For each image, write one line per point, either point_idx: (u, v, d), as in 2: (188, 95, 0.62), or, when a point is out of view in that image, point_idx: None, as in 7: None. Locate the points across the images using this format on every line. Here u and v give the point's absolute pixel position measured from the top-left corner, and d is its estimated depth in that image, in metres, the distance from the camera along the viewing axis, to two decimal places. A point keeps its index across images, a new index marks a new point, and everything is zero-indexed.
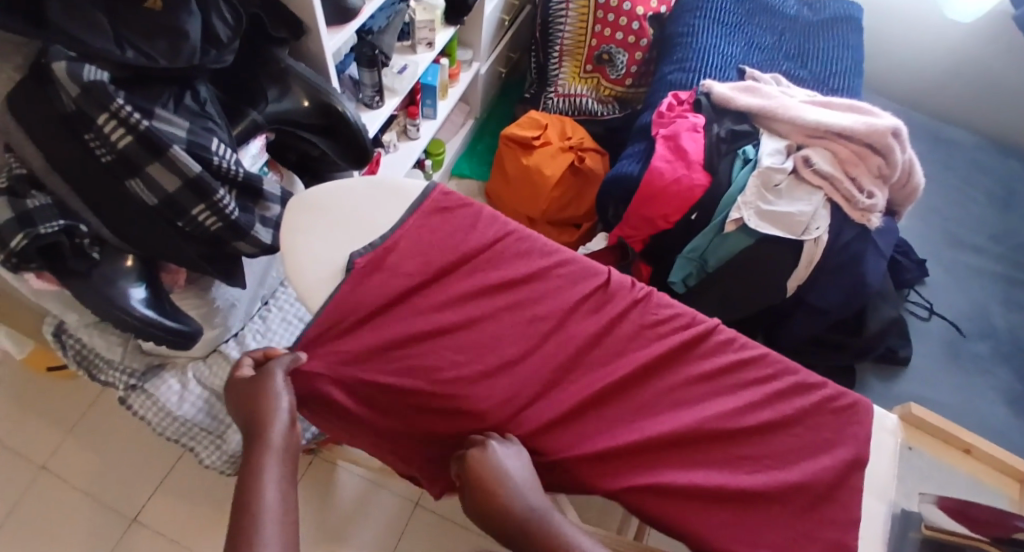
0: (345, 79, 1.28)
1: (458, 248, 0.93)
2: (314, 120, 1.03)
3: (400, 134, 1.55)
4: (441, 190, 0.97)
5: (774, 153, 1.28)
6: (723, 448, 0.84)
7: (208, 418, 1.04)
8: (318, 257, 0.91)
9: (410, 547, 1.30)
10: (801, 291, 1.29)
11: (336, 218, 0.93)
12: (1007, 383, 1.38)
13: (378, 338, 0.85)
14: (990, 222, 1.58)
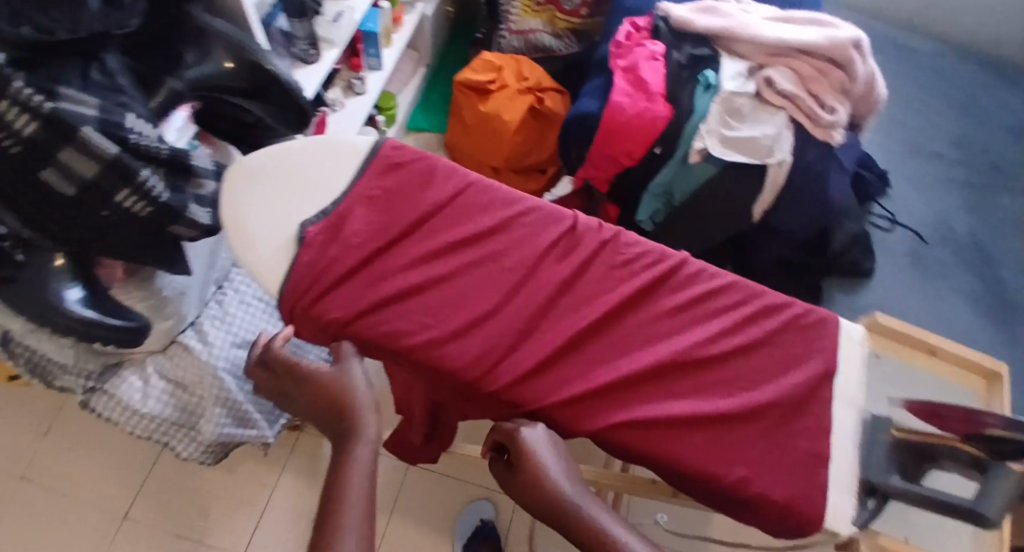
0: (275, 34, 1.17)
1: (416, 204, 0.91)
2: (242, 84, 0.98)
3: (346, 89, 1.49)
4: (391, 144, 0.95)
5: (735, 77, 1.25)
6: (699, 376, 0.86)
7: (177, 412, 1.06)
8: (267, 230, 0.89)
9: (408, 508, 1.32)
10: (767, 216, 1.29)
11: (286, 188, 0.91)
12: (968, 285, 1.42)
13: (342, 305, 0.83)
14: (949, 129, 1.59)
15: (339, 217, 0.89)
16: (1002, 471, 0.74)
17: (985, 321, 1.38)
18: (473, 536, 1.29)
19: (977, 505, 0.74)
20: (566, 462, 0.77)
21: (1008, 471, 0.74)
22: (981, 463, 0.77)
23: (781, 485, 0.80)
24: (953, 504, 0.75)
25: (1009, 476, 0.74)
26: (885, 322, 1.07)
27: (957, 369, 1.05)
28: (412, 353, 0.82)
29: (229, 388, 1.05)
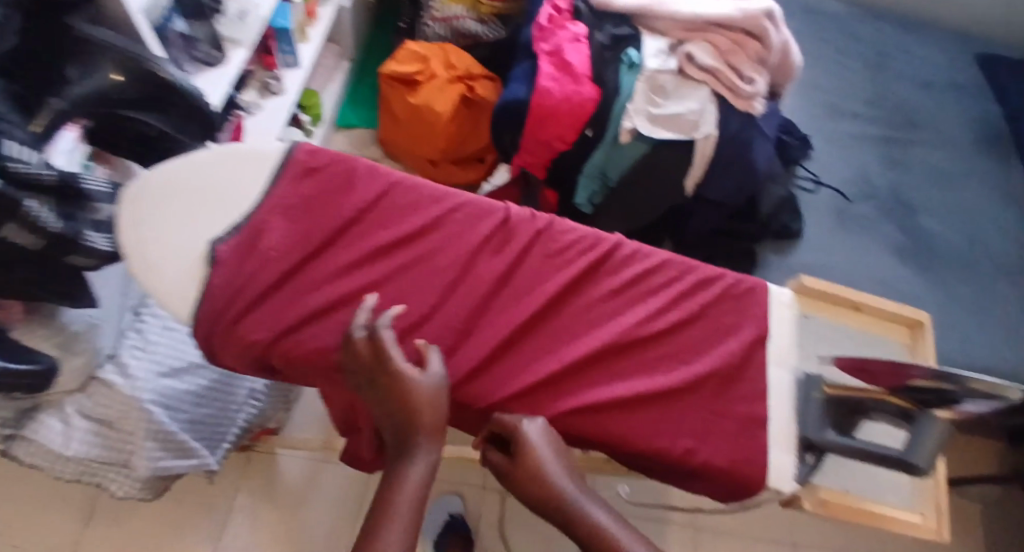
0: (172, 36, 1.15)
1: (338, 210, 0.89)
2: (136, 94, 0.94)
3: (262, 89, 1.44)
4: (306, 149, 0.92)
5: (657, 54, 1.28)
6: (638, 354, 0.89)
7: (104, 452, 1.06)
8: (175, 249, 0.85)
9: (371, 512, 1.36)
10: (699, 188, 1.32)
11: (195, 204, 0.88)
12: (892, 237, 1.48)
13: (268, 320, 0.81)
14: (865, 87, 1.64)
15: (254, 230, 0.86)
16: (929, 422, 0.81)
17: (910, 269, 1.45)
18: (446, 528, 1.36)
19: (910, 457, 0.80)
20: (568, 460, 0.75)
21: (934, 423, 0.81)
22: (908, 413, 0.82)
23: (721, 452, 0.84)
24: (888, 458, 0.81)
25: (935, 427, 0.81)
26: (811, 284, 1.06)
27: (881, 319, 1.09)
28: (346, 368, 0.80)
29: (160, 420, 1.05)
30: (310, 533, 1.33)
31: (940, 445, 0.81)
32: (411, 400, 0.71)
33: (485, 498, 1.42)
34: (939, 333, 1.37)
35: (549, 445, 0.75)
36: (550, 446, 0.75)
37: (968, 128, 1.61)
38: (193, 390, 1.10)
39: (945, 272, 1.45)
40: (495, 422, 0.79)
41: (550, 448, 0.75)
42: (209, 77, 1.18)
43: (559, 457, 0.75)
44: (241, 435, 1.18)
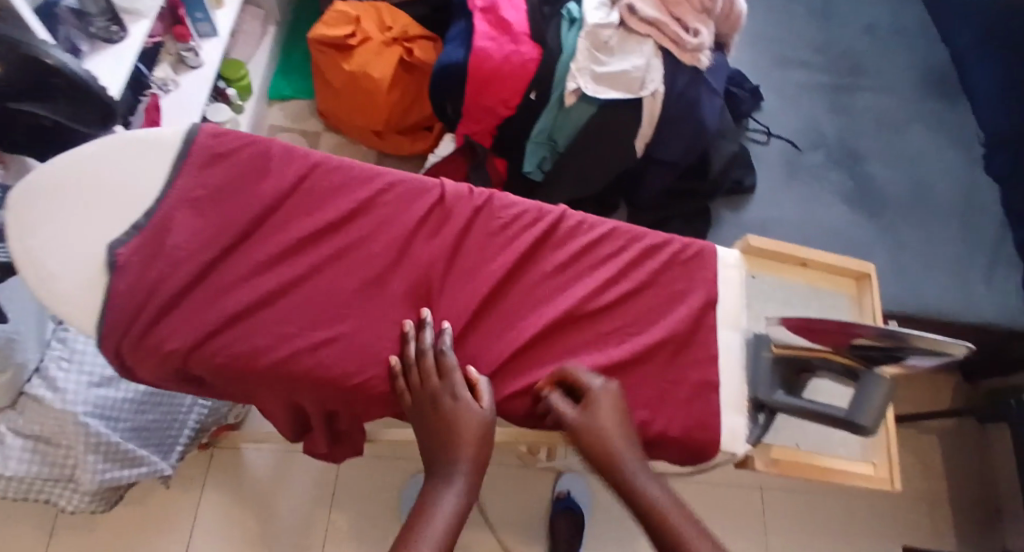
0: (62, 13, 1.10)
1: (253, 198, 0.86)
2: (21, 84, 0.91)
3: (177, 63, 1.40)
4: (207, 133, 0.88)
5: (599, 7, 1.22)
6: (586, 328, 0.88)
7: (47, 467, 1.01)
8: (69, 253, 0.80)
9: (343, 500, 1.36)
10: (649, 149, 1.28)
11: (88, 203, 0.83)
12: (842, 185, 1.49)
13: (187, 324, 0.78)
14: (814, 35, 1.63)
15: (158, 228, 0.82)
16: (874, 380, 0.80)
17: (861, 216, 1.46)
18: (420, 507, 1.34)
19: (855, 418, 0.80)
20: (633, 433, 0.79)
21: (880, 380, 0.80)
22: (855, 371, 0.82)
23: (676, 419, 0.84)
24: (834, 418, 0.81)
25: (881, 384, 0.80)
26: (757, 245, 1.02)
27: (830, 274, 1.05)
28: (276, 369, 0.78)
29: (100, 431, 1.00)
30: (283, 523, 1.33)
31: (887, 402, 0.80)
32: (455, 423, 0.76)
33: None
34: (890, 279, 1.39)
35: (615, 412, 0.79)
36: (614, 411, 0.79)
37: (913, 72, 1.62)
38: (132, 397, 1.06)
39: (893, 220, 1.46)
40: (568, 380, 0.82)
41: (616, 416, 0.79)
42: (111, 55, 1.14)
43: (623, 425, 0.79)
44: (194, 438, 1.14)
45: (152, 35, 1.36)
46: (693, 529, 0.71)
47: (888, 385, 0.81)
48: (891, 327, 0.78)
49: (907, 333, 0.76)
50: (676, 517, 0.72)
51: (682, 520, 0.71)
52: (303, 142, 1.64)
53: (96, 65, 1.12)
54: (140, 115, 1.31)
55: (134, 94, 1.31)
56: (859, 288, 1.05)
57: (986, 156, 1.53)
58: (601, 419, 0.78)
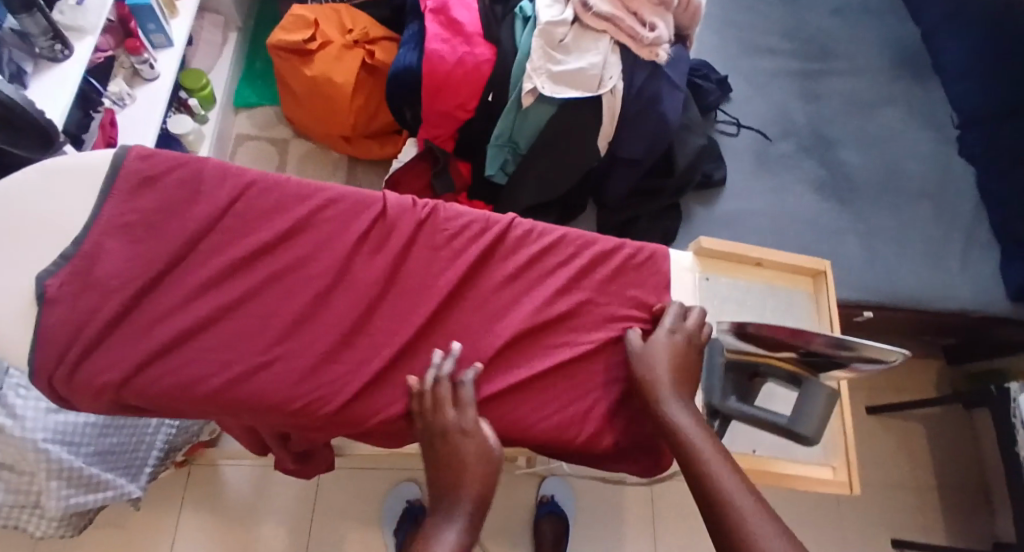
0: (6, 36, 1.14)
1: (186, 220, 0.91)
2: None
3: (133, 75, 1.45)
4: (135, 158, 0.93)
5: (551, 5, 1.21)
6: (535, 337, 0.92)
7: (11, 494, 1.03)
8: (3, 287, 0.85)
9: (325, 513, 1.37)
10: (612, 148, 1.27)
11: (21, 237, 0.88)
12: (814, 174, 1.48)
13: (122, 355, 0.83)
14: (779, 21, 1.63)
15: (86, 258, 0.87)
16: (815, 386, 0.87)
17: (833, 205, 1.45)
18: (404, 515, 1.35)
19: (797, 427, 0.87)
20: (685, 382, 0.87)
21: (820, 389, 0.87)
22: (798, 378, 0.89)
23: (622, 429, 0.91)
24: (778, 426, 0.88)
25: (822, 392, 0.87)
26: (713, 247, 1.05)
27: (785, 273, 1.10)
28: (216, 395, 0.83)
29: (61, 457, 1.01)
30: (263, 541, 1.33)
31: (826, 409, 0.87)
32: (458, 457, 0.79)
33: None
34: (864, 265, 1.40)
35: (676, 352, 0.88)
36: (674, 350, 0.88)
37: (881, 53, 1.64)
38: (93, 422, 1.06)
39: (866, 207, 1.46)
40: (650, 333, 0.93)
41: (677, 355, 0.88)
42: (56, 75, 1.18)
43: (679, 364, 0.88)
44: (163, 458, 1.17)
45: (102, 51, 1.39)
46: (713, 456, 0.77)
47: (829, 392, 0.87)
48: (841, 336, 0.84)
49: (858, 340, 0.82)
50: (702, 446, 0.78)
51: (707, 448, 0.78)
52: (272, 151, 1.63)
53: (39, 87, 1.17)
54: (95, 132, 1.34)
55: (84, 112, 1.34)
56: (815, 285, 1.10)
57: (957, 137, 1.55)
58: (658, 356, 0.88)
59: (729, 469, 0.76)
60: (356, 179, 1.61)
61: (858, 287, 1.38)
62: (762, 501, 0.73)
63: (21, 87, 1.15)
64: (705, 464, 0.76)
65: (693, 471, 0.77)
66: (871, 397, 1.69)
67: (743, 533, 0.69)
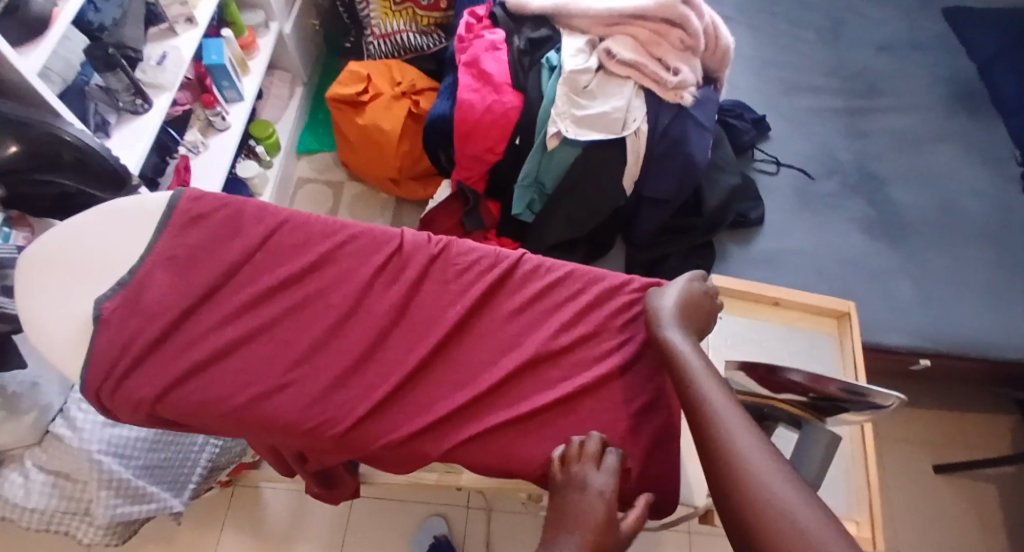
0: (92, 90, 1.19)
1: (224, 252, 0.95)
2: (38, 159, 0.99)
3: (205, 127, 1.52)
4: (188, 197, 0.98)
5: (577, 54, 1.25)
6: (541, 373, 0.91)
7: (63, 501, 1.11)
8: (63, 313, 0.91)
9: (356, 537, 1.41)
10: (638, 187, 1.28)
11: (81, 269, 0.93)
12: (862, 213, 1.43)
13: (157, 373, 0.86)
14: (822, 59, 1.63)
15: (136, 287, 0.91)
16: (815, 431, 0.87)
17: (882, 245, 1.39)
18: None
19: None
20: (691, 321, 0.88)
21: (818, 435, 0.87)
22: (799, 421, 0.88)
23: (638, 468, 0.87)
24: None
25: (821, 439, 0.87)
26: (726, 284, 1.08)
27: (805, 313, 1.10)
28: (237, 414, 0.85)
29: (112, 468, 1.10)
30: None
31: (826, 457, 0.88)
32: (575, 509, 0.77)
33: (470, 517, 1.44)
34: (917, 309, 1.33)
35: (690, 297, 0.89)
36: (686, 295, 0.89)
37: (934, 89, 1.59)
38: (144, 437, 1.14)
39: (919, 247, 1.39)
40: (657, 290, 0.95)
41: (690, 301, 0.89)
42: (135, 127, 1.25)
43: (690, 309, 0.88)
44: (207, 476, 1.21)
45: (180, 104, 1.47)
46: (707, 378, 0.77)
47: (829, 438, 0.87)
48: (855, 383, 0.78)
49: (870, 389, 0.76)
50: (698, 368, 0.78)
51: (704, 372, 0.78)
52: (327, 192, 1.75)
53: (119, 138, 1.24)
54: (169, 175, 1.43)
55: (161, 157, 1.43)
56: (839, 326, 1.09)
57: (1020, 174, 1.47)
58: (672, 299, 0.89)
59: (716, 383, 0.77)
60: (401, 219, 1.71)
61: (910, 332, 1.30)
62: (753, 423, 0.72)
63: (103, 136, 1.22)
64: (694, 380, 0.77)
65: (688, 394, 0.77)
66: (939, 455, 1.56)
67: (718, 433, 0.71)
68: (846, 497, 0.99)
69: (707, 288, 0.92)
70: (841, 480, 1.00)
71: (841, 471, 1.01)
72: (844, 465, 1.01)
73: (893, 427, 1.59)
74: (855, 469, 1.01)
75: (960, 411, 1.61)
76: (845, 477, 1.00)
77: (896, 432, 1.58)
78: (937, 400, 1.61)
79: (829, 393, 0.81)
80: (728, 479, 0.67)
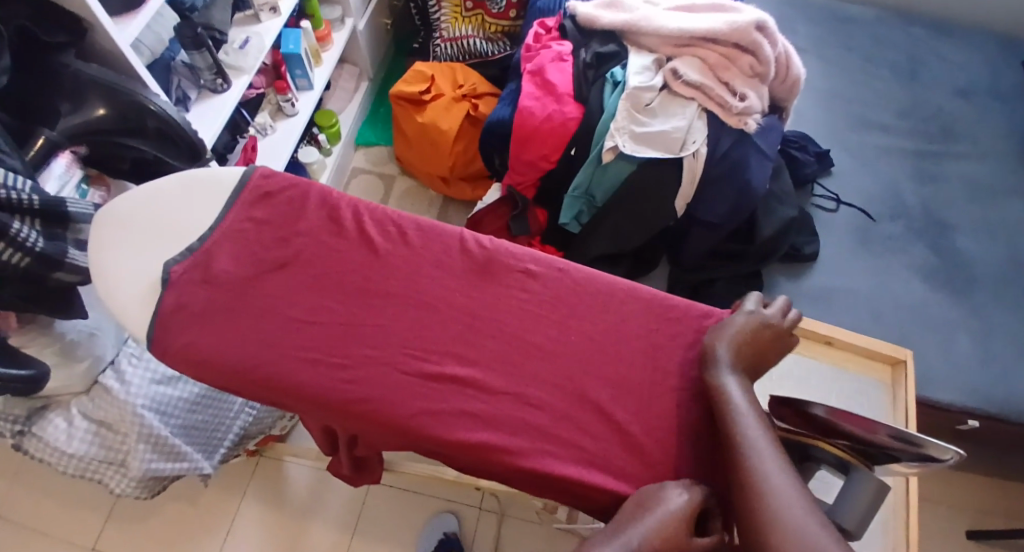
0: (178, 66, 1.24)
1: (287, 228, 0.97)
2: (120, 126, 1.03)
3: (275, 112, 1.57)
4: (259, 175, 1.00)
5: (641, 71, 1.26)
6: (582, 385, 0.90)
7: (102, 450, 1.15)
8: (130, 271, 0.93)
9: (372, 521, 1.43)
10: (691, 209, 1.28)
11: (152, 230, 0.96)
12: (921, 259, 1.40)
13: (214, 335, 0.89)
14: (894, 100, 1.59)
15: (205, 255, 0.94)
16: (862, 476, 0.82)
17: (938, 293, 1.36)
18: (440, 546, 1.39)
19: (836, 516, 0.82)
20: (748, 360, 0.86)
21: (865, 481, 0.81)
22: (846, 465, 0.84)
23: None
24: None
25: (867, 483, 0.81)
26: None
27: (859, 355, 1.17)
28: (280, 386, 0.87)
29: (152, 424, 1.13)
30: (311, 542, 1.41)
31: (871, 503, 0.81)
32: (644, 505, 0.76)
33: (483, 518, 1.44)
34: (973, 365, 1.28)
35: (748, 332, 0.88)
36: (745, 332, 0.88)
37: (1008, 141, 1.54)
38: (187, 398, 1.18)
39: (979, 300, 1.35)
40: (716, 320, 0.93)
41: (747, 336, 0.87)
42: (211, 106, 1.27)
43: (747, 344, 0.87)
44: (237, 443, 1.28)
45: (256, 87, 1.50)
46: (746, 414, 0.78)
47: (876, 485, 0.81)
48: (907, 431, 0.78)
49: (927, 441, 0.76)
50: (739, 405, 0.79)
51: (745, 409, 0.79)
52: (379, 185, 1.78)
53: (197, 113, 1.26)
54: (237, 153, 1.45)
55: (232, 135, 1.45)
56: (894, 373, 1.15)
57: None
58: (729, 332, 0.87)
59: (759, 424, 0.77)
60: (447, 217, 1.74)
61: (962, 389, 1.26)
62: (788, 464, 0.73)
63: (183, 110, 1.25)
64: (736, 419, 0.78)
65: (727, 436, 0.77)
66: (975, 518, 1.50)
67: (750, 471, 0.72)
68: (885, 544, 1.05)
69: (775, 323, 0.90)
70: (880, 530, 1.06)
71: (879, 524, 1.06)
72: (883, 513, 1.07)
73: (929, 485, 1.53)
74: (894, 521, 1.06)
75: (1004, 476, 1.54)
76: (884, 526, 1.06)
77: (931, 490, 1.53)
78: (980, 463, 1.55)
79: (877, 438, 0.80)
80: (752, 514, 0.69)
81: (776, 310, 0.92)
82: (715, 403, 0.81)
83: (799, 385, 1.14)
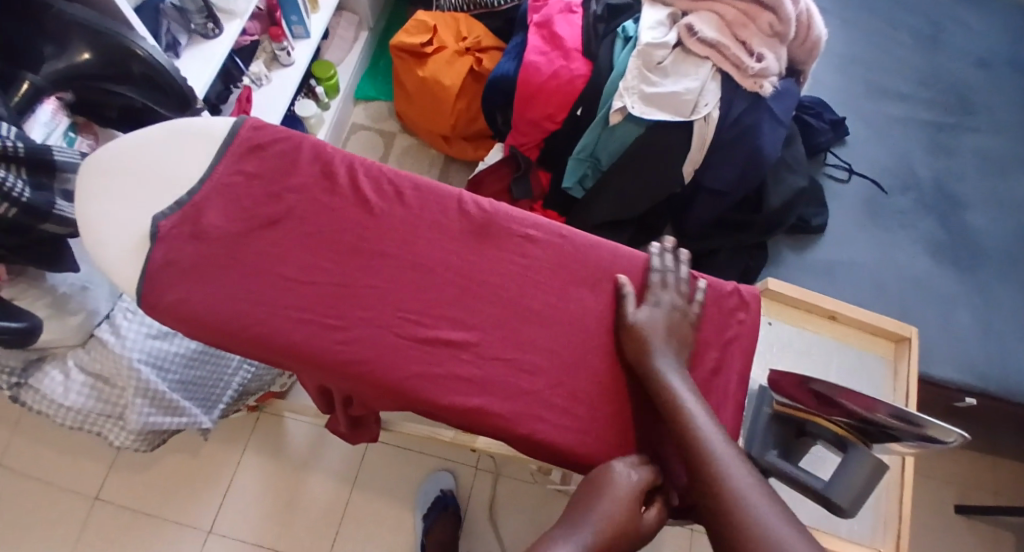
0: (167, 9, 1.19)
1: (280, 184, 0.94)
2: (104, 71, 0.99)
3: (270, 60, 1.51)
4: (250, 126, 0.97)
5: (655, 27, 1.21)
6: (578, 355, 0.88)
7: (100, 403, 1.15)
8: (120, 223, 0.91)
9: (369, 479, 1.44)
10: (699, 175, 1.24)
11: (142, 182, 0.93)
12: (931, 232, 1.36)
13: (205, 293, 0.87)
14: (913, 66, 1.53)
15: (194, 209, 0.92)
16: (860, 454, 0.80)
17: (946, 269, 1.33)
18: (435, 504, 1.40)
19: (831, 493, 0.80)
20: (676, 345, 0.86)
21: (862, 457, 0.80)
22: (844, 442, 0.82)
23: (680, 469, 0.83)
24: (810, 488, 0.81)
25: (865, 460, 0.80)
26: (778, 290, 1.14)
27: (863, 332, 1.15)
28: (271, 347, 0.85)
29: (148, 378, 1.11)
30: (308, 497, 1.42)
31: (867, 482, 0.80)
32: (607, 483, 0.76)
33: (478, 478, 1.45)
34: (977, 343, 1.26)
35: (670, 325, 0.87)
36: (666, 324, 0.87)
37: None
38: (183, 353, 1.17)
39: (986, 276, 1.32)
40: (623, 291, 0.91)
41: (669, 329, 0.87)
42: (203, 52, 1.23)
43: (670, 334, 0.87)
44: (235, 398, 1.29)
45: (249, 34, 1.46)
46: (700, 410, 0.78)
47: (874, 462, 0.79)
48: (908, 410, 0.76)
49: (928, 420, 0.73)
50: (691, 404, 0.79)
51: (696, 409, 0.79)
52: (379, 141, 1.74)
53: (187, 60, 1.22)
54: (231, 104, 1.42)
55: (225, 85, 1.42)
56: (897, 350, 1.14)
57: None
58: (658, 327, 0.86)
59: (704, 410, 0.79)
60: (449, 177, 1.70)
61: (964, 366, 1.24)
62: (749, 464, 0.74)
63: (173, 57, 1.21)
64: (684, 406, 0.79)
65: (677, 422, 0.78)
66: (966, 494, 1.50)
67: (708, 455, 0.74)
68: (875, 520, 1.06)
69: (687, 308, 0.90)
70: (873, 505, 1.06)
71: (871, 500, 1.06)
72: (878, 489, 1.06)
73: (923, 461, 1.53)
74: (887, 498, 1.06)
75: (998, 454, 1.54)
76: (877, 502, 1.06)
77: (925, 465, 1.52)
78: (975, 439, 1.54)
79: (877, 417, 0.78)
80: (726, 526, 0.69)
81: (677, 277, 0.92)
82: (660, 394, 0.81)
83: (800, 358, 1.12)
